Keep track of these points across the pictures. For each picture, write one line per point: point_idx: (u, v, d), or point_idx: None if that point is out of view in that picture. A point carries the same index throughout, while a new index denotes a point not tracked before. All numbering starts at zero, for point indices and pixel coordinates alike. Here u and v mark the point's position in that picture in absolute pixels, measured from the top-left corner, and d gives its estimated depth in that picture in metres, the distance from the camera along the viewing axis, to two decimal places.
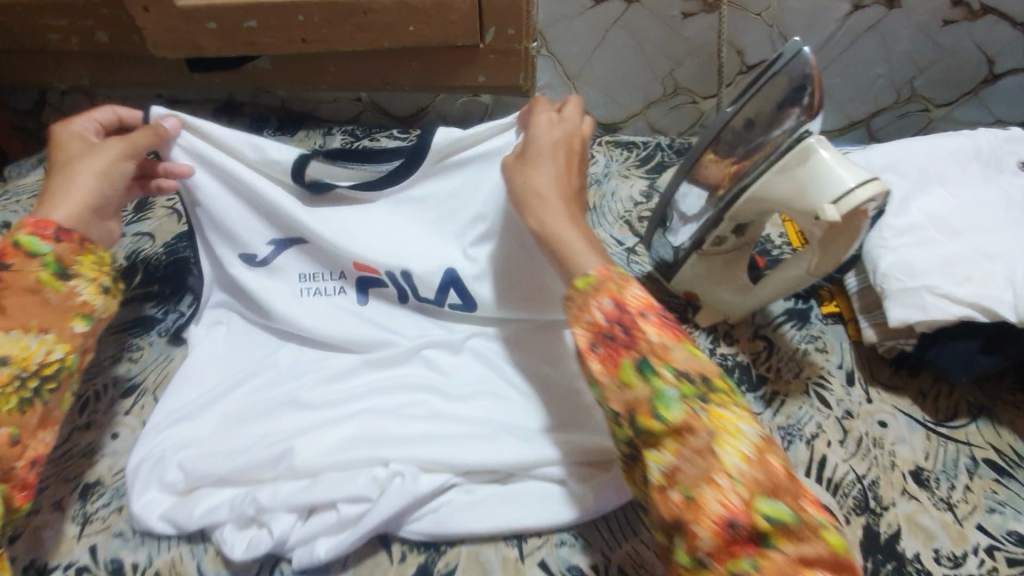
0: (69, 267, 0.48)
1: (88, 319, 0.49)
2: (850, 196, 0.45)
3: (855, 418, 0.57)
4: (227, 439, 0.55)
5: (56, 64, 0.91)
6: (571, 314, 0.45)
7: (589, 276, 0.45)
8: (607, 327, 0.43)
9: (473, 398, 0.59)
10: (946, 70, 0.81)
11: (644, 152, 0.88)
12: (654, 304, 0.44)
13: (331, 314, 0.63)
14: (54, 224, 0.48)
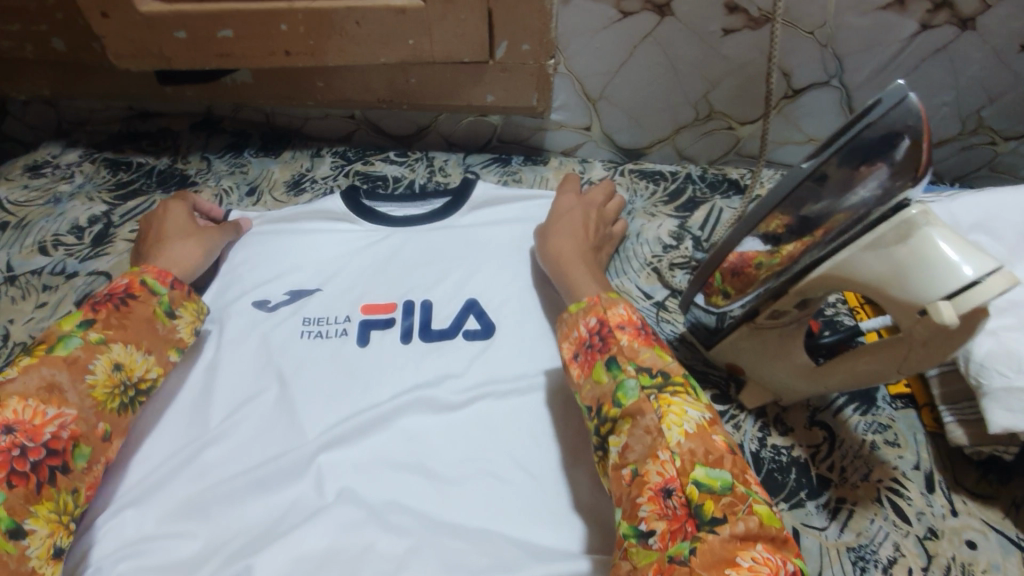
0: (176, 306, 0.54)
1: (181, 353, 0.54)
2: (973, 292, 0.35)
3: (939, 539, 0.47)
4: (173, 545, 0.48)
5: (12, 72, 0.81)
6: (561, 332, 0.52)
7: (582, 301, 0.52)
8: (588, 339, 0.49)
9: (472, 483, 0.50)
10: (1022, 100, 0.70)
11: (673, 185, 0.77)
12: (632, 320, 0.49)
13: (330, 362, 0.58)
14: (174, 274, 0.56)
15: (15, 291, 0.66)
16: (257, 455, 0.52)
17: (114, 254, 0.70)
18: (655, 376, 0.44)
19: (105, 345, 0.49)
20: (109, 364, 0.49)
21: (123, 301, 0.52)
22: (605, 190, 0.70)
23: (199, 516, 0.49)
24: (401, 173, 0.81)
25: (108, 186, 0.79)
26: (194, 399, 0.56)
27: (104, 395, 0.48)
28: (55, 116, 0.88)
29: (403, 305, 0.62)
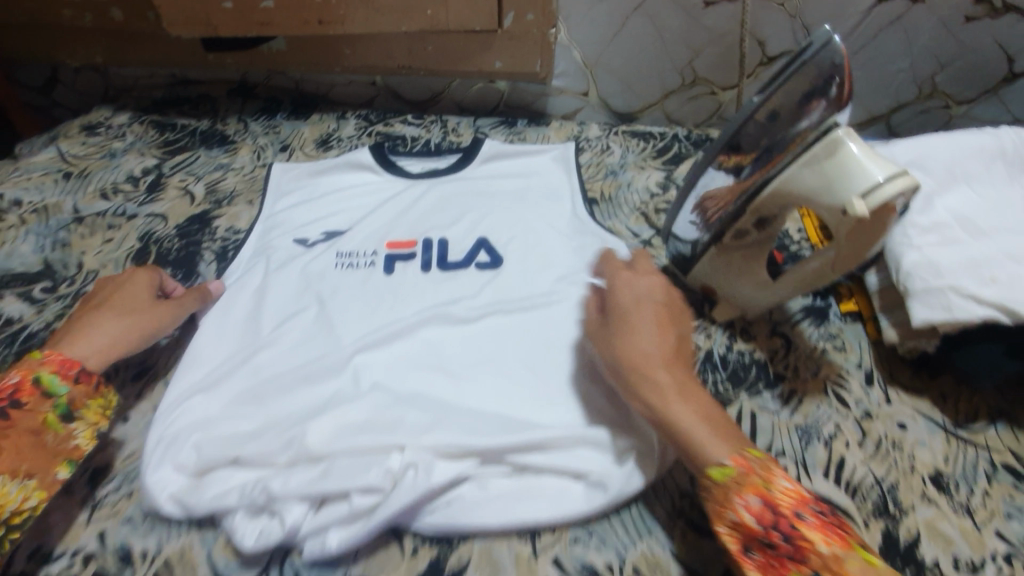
0: (76, 410, 0.50)
1: (72, 466, 0.49)
2: (879, 190, 0.44)
3: (873, 419, 0.56)
4: (236, 419, 0.54)
5: (71, 41, 0.92)
6: (712, 507, 0.44)
7: (726, 468, 0.43)
8: (762, 532, 0.41)
9: (477, 373, 0.57)
10: (965, 70, 0.79)
11: (662, 143, 0.86)
12: (804, 498, 0.42)
13: (367, 293, 0.65)
14: (78, 366, 0.51)
15: (83, 229, 0.75)
16: (305, 355, 0.59)
17: (167, 199, 0.79)
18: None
19: None
20: None
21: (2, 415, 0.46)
22: (653, 269, 0.58)
23: (259, 398, 0.55)
24: (417, 133, 0.89)
25: (156, 144, 0.88)
26: (244, 313, 0.63)
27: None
28: (103, 83, 0.99)
29: (422, 241, 0.71)
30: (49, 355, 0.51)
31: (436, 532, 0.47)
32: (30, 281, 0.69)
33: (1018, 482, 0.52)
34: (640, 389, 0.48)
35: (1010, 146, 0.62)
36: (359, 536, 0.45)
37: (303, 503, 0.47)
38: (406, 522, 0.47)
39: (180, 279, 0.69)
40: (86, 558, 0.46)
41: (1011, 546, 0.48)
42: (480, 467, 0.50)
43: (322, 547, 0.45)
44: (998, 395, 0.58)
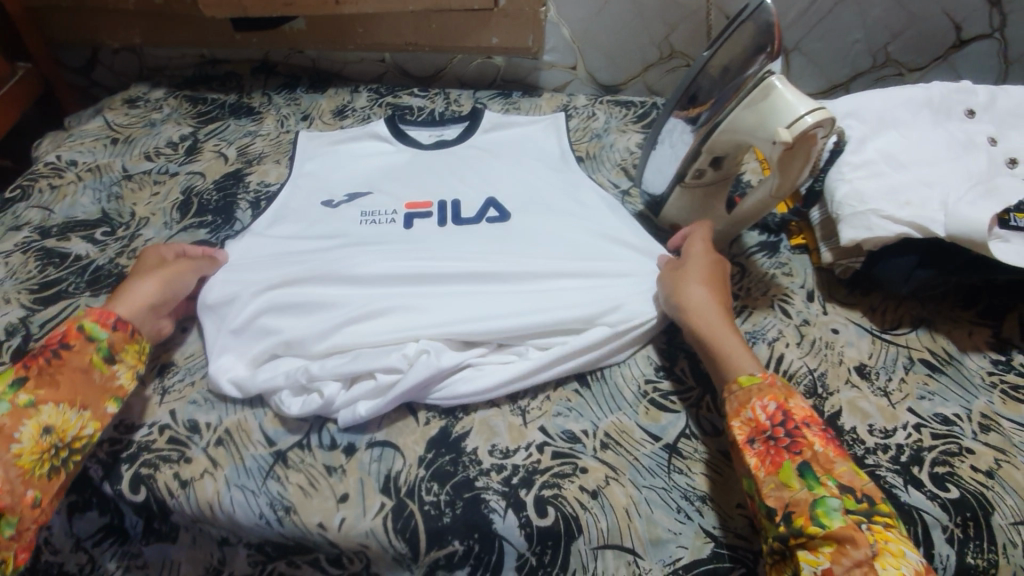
0: (116, 353, 0.56)
1: (119, 401, 0.55)
2: (800, 122, 0.55)
3: (811, 325, 0.66)
4: (274, 324, 0.63)
5: (117, 24, 1.06)
6: (731, 406, 0.51)
7: (755, 377, 0.51)
8: (769, 428, 0.48)
9: (473, 288, 0.66)
10: (917, 37, 0.88)
11: (642, 110, 0.95)
12: (814, 417, 0.49)
13: (383, 234, 0.73)
14: (115, 316, 0.57)
15: (133, 184, 0.86)
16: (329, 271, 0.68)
17: (204, 160, 0.89)
18: (860, 501, 0.43)
19: (34, 409, 0.50)
20: (38, 429, 0.50)
21: (56, 355, 0.53)
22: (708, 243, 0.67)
23: (289, 304, 0.64)
24: (423, 104, 0.98)
25: (190, 114, 0.99)
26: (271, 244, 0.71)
27: (32, 462, 0.49)
28: (137, 63, 1.14)
29: (437, 202, 0.77)
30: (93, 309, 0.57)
31: (445, 406, 0.59)
32: (91, 226, 0.80)
33: (932, 371, 0.62)
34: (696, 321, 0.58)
35: (938, 97, 0.72)
36: (383, 405, 0.56)
37: (337, 381, 0.59)
38: (421, 398, 0.59)
39: (220, 224, 0.80)
40: (162, 427, 0.57)
41: (921, 417, 0.58)
42: (479, 358, 0.61)
43: (354, 415, 0.57)
44: (920, 306, 0.68)
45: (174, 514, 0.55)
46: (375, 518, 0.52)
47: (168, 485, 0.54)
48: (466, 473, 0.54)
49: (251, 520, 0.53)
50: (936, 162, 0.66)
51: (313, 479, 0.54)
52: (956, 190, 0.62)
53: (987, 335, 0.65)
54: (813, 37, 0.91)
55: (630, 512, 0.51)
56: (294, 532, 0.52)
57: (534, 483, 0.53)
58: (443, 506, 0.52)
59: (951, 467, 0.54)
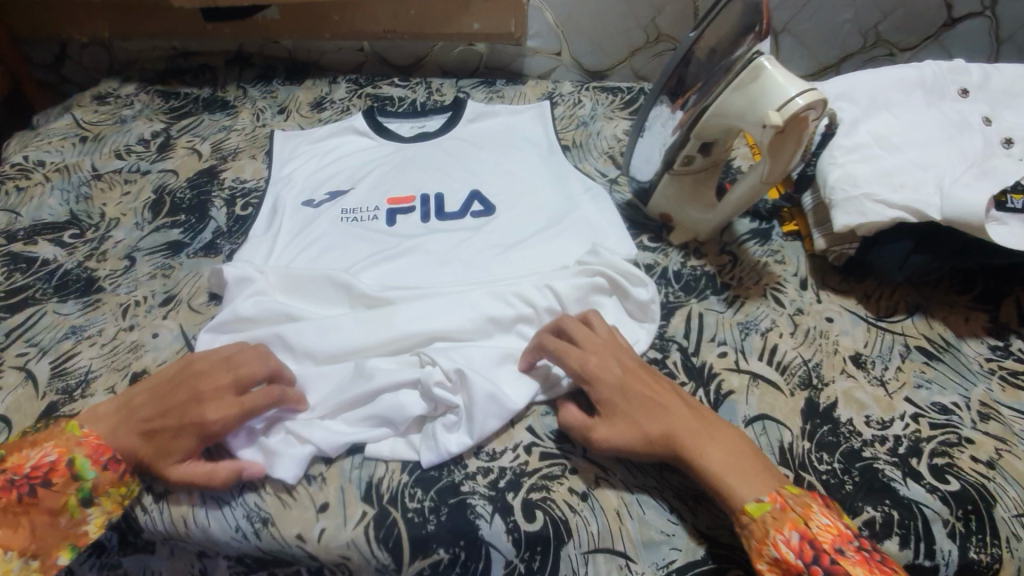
0: (93, 497, 0.48)
1: (74, 552, 0.47)
2: (790, 104, 0.53)
3: (804, 314, 0.64)
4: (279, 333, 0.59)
5: (84, 16, 1.03)
6: (751, 546, 0.45)
7: (762, 502, 0.45)
8: (804, 569, 0.42)
9: (455, 281, 0.65)
10: (909, 15, 0.86)
11: (629, 96, 0.93)
12: (845, 533, 0.43)
13: (366, 234, 0.70)
14: (110, 453, 0.49)
15: (103, 184, 0.83)
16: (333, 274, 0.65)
17: (177, 156, 0.86)
18: None
19: None
20: None
21: (30, 493, 0.46)
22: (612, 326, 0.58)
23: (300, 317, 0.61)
24: (404, 94, 0.95)
25: (162, 110, 0.95)
26: (253, 250, 0.69)
27: None
28: (107, 57, 1.10)
29: (420, 196, 0.74)
30: (91, 433, 0.50)
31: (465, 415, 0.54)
32: (60, 229, 0.76)
33: (929, 359, 0.61)
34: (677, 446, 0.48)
35: (931, 76, 0.70)
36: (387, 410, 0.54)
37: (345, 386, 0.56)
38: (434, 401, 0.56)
39: (194, 223, 0.77)
40: None
41: (919, 407, 0.57)
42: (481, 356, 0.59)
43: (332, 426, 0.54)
44: (915, 293, 0.66)
45: (149, 528, 0.53)
46: (357, 527, 0.50)
47: (141, 501, 0.52)
48: (451, 477, 0.52)
49: (227, 534, 0.51)
50: (930, 143, 0.64)
51: (292, 488, 0.52)
52: (951, 172, 0.61)
53: (983, 321, 0.64)
54: (802, 16, 0.89)
55: (620, 514, 0.49)
56: (272, 545, 0.51)
57: (521, 486, 0.51)
58: (428, 513, 0.50)
59: (951, 458, 0.53)
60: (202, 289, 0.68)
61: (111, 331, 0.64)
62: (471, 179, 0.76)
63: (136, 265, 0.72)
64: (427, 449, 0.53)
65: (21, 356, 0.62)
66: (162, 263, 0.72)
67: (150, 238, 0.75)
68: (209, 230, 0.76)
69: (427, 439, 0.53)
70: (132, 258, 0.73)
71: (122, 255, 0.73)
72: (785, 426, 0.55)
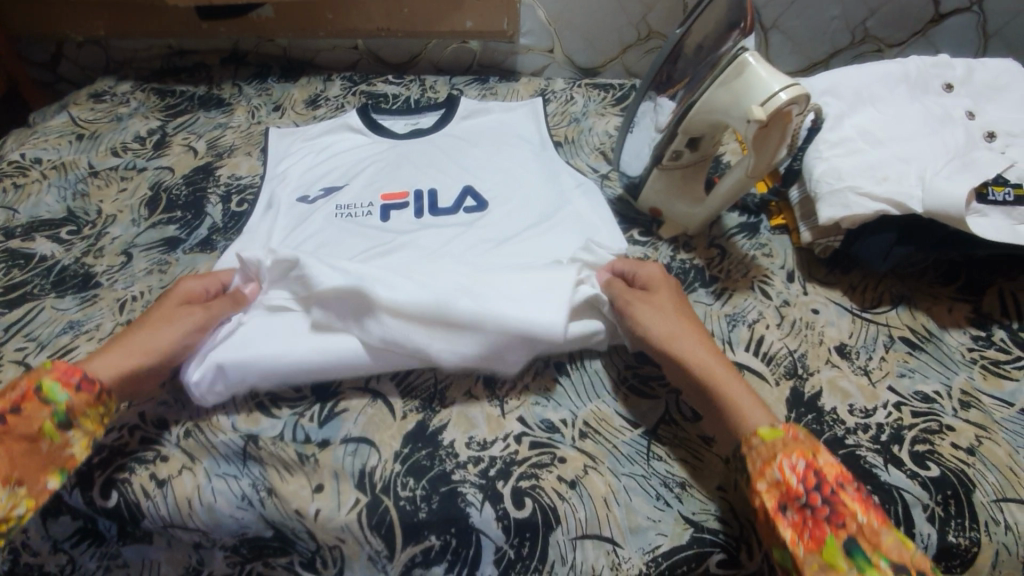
0: (71, 419, 0.50)
1: (64, 474, 0.50)
2: (773, 99, 0.54)
3: (791, 306, 0.66)
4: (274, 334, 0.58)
5: (80, 16, 1.04)
6: (755, 466, 0.47)
7: (777, 430, 0.48)
8: (803, 493, 0.44)
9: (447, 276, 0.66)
10: (897, 11, 0.87)
11: (621, 92, 0.94)
12: (846, 475, 0.45)
13: (360, 229, 0.71)
14: (81, 373, 0.51)
15: (99, 181, 0.84)
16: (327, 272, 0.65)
17: (173, 154, 0.87)
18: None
19: None
20: None
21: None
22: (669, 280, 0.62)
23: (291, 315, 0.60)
24: (398, 91, 0.96)
25: (158, 108, 0.96)
26: (250, 248, 0.70)
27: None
28: (103, 56, 1.11)
29: (413, 192, 0.75)
30: (60, 361, 0.51)
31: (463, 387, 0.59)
32: (57, 226, 0.77)
33: (912, 349, 0.62)
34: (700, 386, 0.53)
35: (917, 71, 0.71)
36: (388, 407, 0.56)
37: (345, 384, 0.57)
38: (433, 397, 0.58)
39: (190, 219, 0.78)
40: (132, 429, 0.56)
41: (901, 396, 0.58)
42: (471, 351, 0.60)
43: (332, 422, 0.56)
44: (900, 284, 0.67)
45: (147, 518, 0.54)
46: (350, 512, 0.51)
47: (144, 487, 0.53)
48: (442, 466, 0.53)
49: (231, 508, 0.53)
50: (914, 137, 0.65)
51: (287, 471, 0.53)
52: (934, 165, 0.62)
53: (967, 312, 0.65)
54: (791, 13, 0.90)
55: (608, 501, 0.50)
56: (274, 517, 0.52)
57: (511, 475, 0.52)
58: (419, 501, 0.51)
59: (931, 445, 0.54)
60: None
61: (108, 326, 0.65)
62: (464, 175, 0.77)
63: (132, 261, 0.72)
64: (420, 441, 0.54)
65: (19, 350, 0.62)
66: (158, 258, 0.73)
67: (146, 234, 0.76)
68: (204, 226, 0.77)
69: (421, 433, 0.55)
70: (129, 254, 0.74)
71: (118, 251, 0.74)
72: (769, 415, 0.56)
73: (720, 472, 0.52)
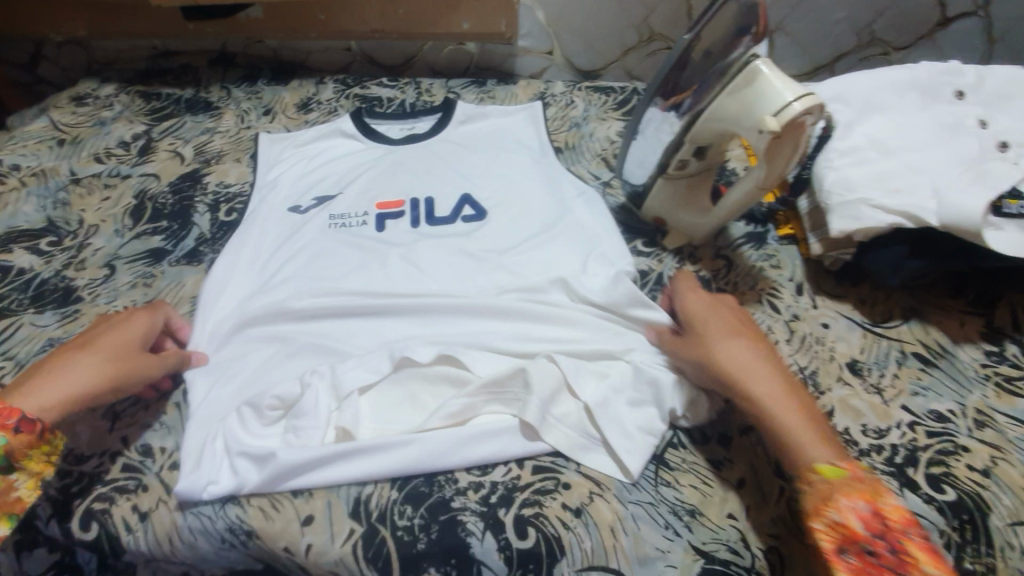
0: (14, 463, 0.45)
1: (14, 521, 0.45)
2: (788, 110, 0.52)
3: (800, 320, 0.64)
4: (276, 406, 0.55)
5: (61, 15, 1.00)
6: (811, 503, 0.44)
7: (838, 468, 0.45)
8: (866, 539, 0.42)
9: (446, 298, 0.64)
10: (903, 14, 0.85)
11: (622, 96, 0.91)
12: (912, 522, 0.43)
13: (357, 243, 0.68)
14: (19, 414, 0.46)
15: (81, 189, 0.80)
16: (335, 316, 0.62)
17: (159, 160, 0.84)
18: None
19: None
20: None
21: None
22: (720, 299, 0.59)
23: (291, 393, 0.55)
24: (393, 94, 0.93)
25: (143, 111, 0.92)
26: (244, 261, 0.67)
27: None
28: (86, 57, 1.07)
29: (410, 201, 0.73)
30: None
31: (482, 461, 0.52)
32: (36, 236, 0.74)
33: (925, 365, 0.60)
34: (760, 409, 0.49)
35: (927, 77, 0.69)
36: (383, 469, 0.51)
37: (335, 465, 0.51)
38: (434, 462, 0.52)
39: (177, 229, 0.74)
40: (113, 455, 0.54)
41: (915, 415, 0.56)
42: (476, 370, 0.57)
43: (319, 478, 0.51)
44: (910, 297, 0.66)
45: (129, 552, 0.51)
46: (345, 545, 0.48)
47: (126, 520, 0.50)
48: (442, 493, 0.51)
49: (214, 547, 0.50)
50: (926, 146, 0.63)
51: (275, 500, 0.51)
52: (947, 176, 0.60)
53: (978, 325, 0.63)
54: (796, 15, 0.88)
55: (615, 530, 0.48)
56: (261, 554, 0.50)
57: (514, 502, 0.50)
58: (418, 531, 0.49)
59: (947, 466, 0.52)
60: (185, 299, 0.67)
61: None
62: (461, 184, 0.74)
63: (116, 274, 0.69)
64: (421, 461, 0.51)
65: None
66: (143, 271, 0.70)
67: (131, 245, 0.73)
68: (191, 237, 0.74)
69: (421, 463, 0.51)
70: (112, 267, 0.70)
71: (101, 263, 0.71)
72: None
73: (732, 499, 0.50)
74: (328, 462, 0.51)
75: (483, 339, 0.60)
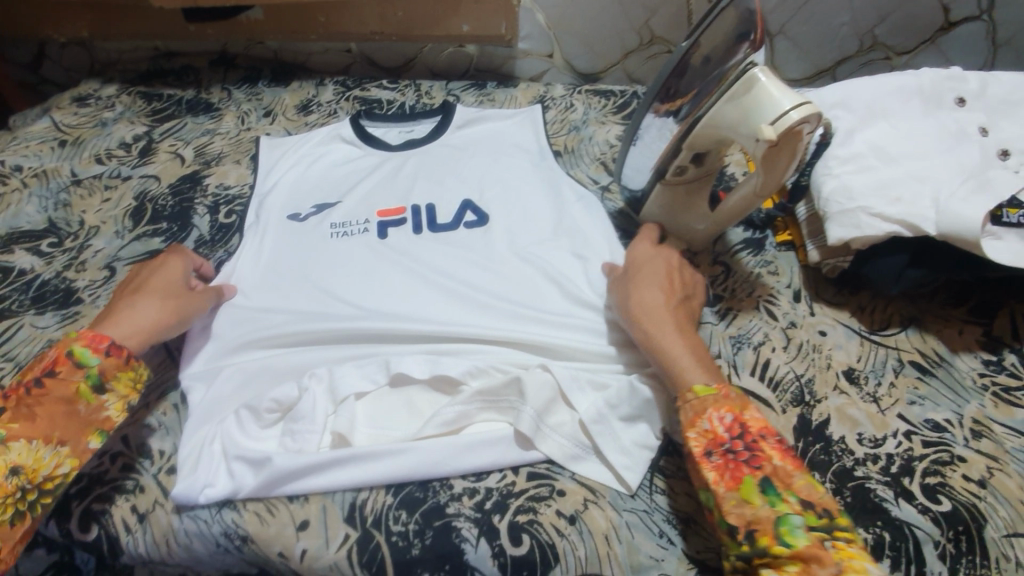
0: (106, 382, 0.50)
1: (104, 436, 0.50)
2: (785, 117, 0.52)
3: (798, 328, 0.64)
4: (274, 411, 0.55)
5: (64, 16, 1.00)
6: (687, 416, 0.48)
7: (709, 386, 0.48)
8: (728, 440, 0.45)
9: (443, 303, 0.64)
10: (906, 18, 0.85)
11: (622, 100, 0.91)
12: (770, 427, 0.46)
13: (357, 250, 0.68)
14: (108, 341, 0.51)
15: (82, 191, 0.80)
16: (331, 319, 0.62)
17: (159, 162, 0.84)
18: (820, 515, 0.41)
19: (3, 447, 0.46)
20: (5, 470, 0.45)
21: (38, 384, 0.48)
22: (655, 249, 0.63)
23: (292, 399, 0.55)
24: (393, 97, 0.93)
25: (144, 112, 0.93)
26: (242, 274, 0.67)
27: None
28: (89, 58, 1.07)
29: (410, 208, 0.72)
30: (85, 329, 0.52)
31: (475, 468, 0.52)
32: (37, 237, 0.74)
33: (922, 374, 0.60)
34: (658, 340, 0.53)
35: (928, 84, 0.68)
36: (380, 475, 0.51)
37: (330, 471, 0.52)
38: (430, 469, 0.52)
39: (176, 231, 0.75)
40: (113, 455, 0.54)
41: (912, 424, 0.56)
42: (472, 375, 0.57)
43: (313, 485, 0.51)
44: (908, 305, 0.65)
45: (126, 554, 0.51)
46: (339, 549, 0.49)
47: (125, 521, 0.51)
48: (437, 499, 0.51)
49: (209, 551, 0.51)
50: (927, 154, 0.63)
51: (270, 505, 0.51)
52: (948, 185, 0.60)
53: (977, 334, 0.63)
54: (798, 20, 0.87)
55: (609, 538, 0.48)
56: (256, 559, 0.51)
57: (508, 509, 0.50)
58: (412, 536, 0.49)
59: (943, 477, 0.52)
60: None
61: None
62: (460, 188, 0.74)
63: (116, 276, 0.70)
64: (418, 468, 0.52)
65: None
66: None
67: (131, 247, 0.73)
68: (191, 239, 0.74)
69: (417, 469, 0.52)
70: (112, 268, 0.71)
71: (101, 264, 0.71)
72: None
73: None
74: (325, 468, 0.51)
75: (478, 345, 0.60)
